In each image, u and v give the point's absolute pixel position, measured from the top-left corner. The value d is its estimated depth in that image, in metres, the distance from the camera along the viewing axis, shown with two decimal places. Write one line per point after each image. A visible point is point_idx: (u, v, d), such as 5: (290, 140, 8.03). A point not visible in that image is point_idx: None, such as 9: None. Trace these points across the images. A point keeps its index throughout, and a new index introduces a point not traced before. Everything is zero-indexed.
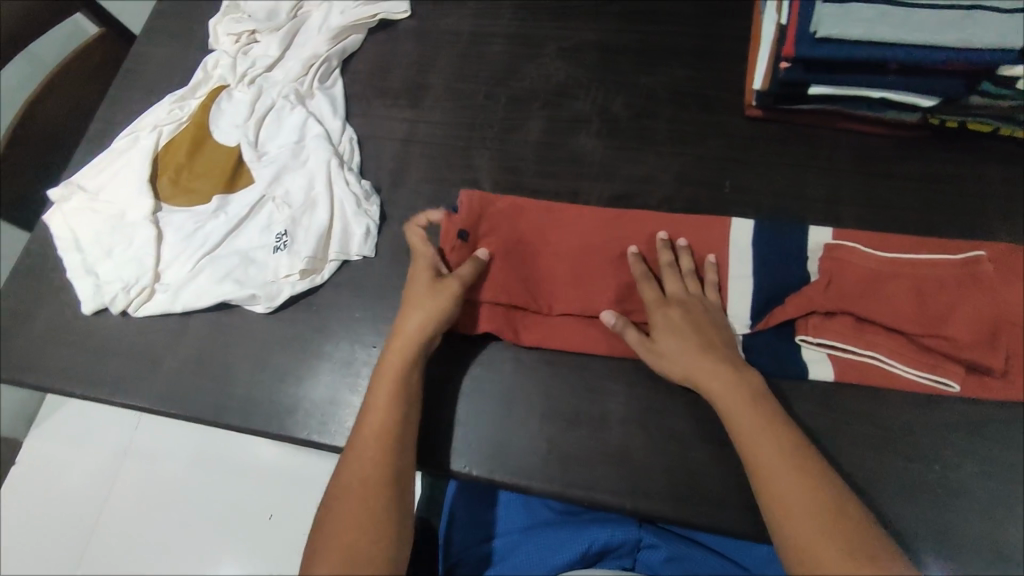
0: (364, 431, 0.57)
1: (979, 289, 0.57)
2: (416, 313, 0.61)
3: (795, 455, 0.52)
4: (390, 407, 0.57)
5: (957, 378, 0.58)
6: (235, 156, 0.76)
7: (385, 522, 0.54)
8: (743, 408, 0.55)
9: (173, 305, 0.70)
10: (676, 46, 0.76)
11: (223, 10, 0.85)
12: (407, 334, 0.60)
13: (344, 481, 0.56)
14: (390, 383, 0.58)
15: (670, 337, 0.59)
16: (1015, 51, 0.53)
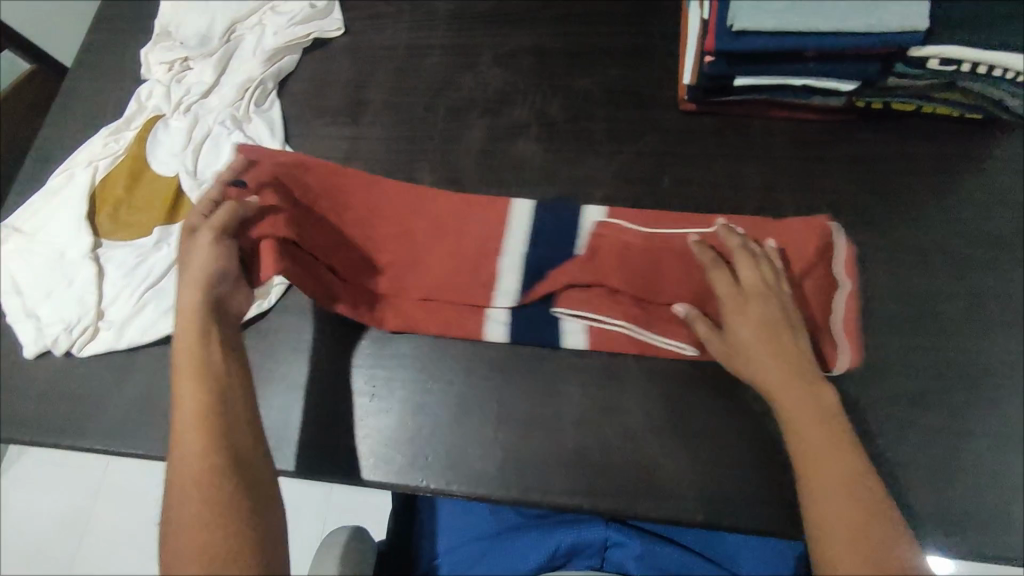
0: (177, 418, 0.49)
1: (726, 263, 0.59)
2: (184, 275, 0.55)
3: (857, 481, 0.48)
4: (196, 382, 0.49)
5: (692, 343, 0.62)
6: (175, 187, 0.74)
7: (229, 501, 0.45)
8: (811, 425, 0.50)
9: (119, 341, 0.69)
10: (610, 47, 0.77)
11: (154, 39, 0.84)
12: (184, 298, 0.53)
13: (177, 485, 0.46)
14: (189, 357, 0.50)
15: (743, 336, 0.55)
16: (921, 33, 0.55)
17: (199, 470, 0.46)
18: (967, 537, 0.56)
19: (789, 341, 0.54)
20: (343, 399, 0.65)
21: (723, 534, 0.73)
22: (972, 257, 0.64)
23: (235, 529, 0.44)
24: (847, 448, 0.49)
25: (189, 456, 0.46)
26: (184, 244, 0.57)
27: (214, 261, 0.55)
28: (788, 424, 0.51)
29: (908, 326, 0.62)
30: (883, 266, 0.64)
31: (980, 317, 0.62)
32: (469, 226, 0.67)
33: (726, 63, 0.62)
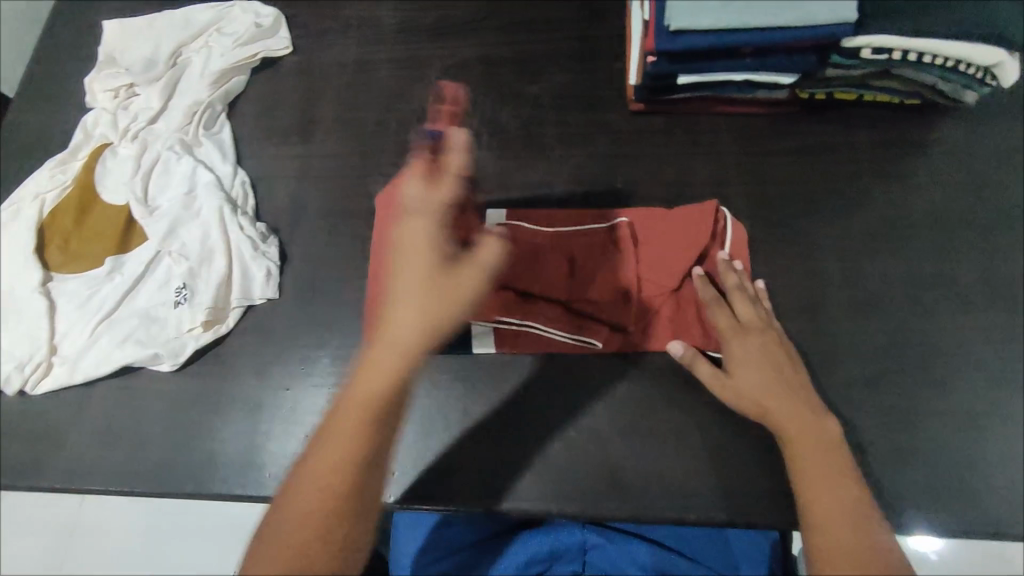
0: (333, 434, 0.49)
1: (613, 253, 0.64)
2: (410, 305, 0.51)
3: (858, 508, 0.50)
4: (362, 418, 0.49)
5: (598, 337, 0.62)
6: (126, 216, 0.73)
7: (342, 541, 0.47)
8: (818, 453, 0.53)
9: (73, 377, 0.67)
10: (556, 52, 0.78)
11: (97, 66, 0.82)
12: (412, 329, 0.50)
13: (302, 497, 0.48)
14: (354, 390, 0.50)
15: (745, 376, 0.58)
16: (852, 24, 0.56)
17: (323, 496, 0.48)
18: (925, 515, 0.57)
19: (793, 380, 0.57)
20: (307, 420, 0.65)
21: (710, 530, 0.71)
22: (921, 239, 0.65)
23: (324, 557, 0.46)
24: (851, 477, 0.52)
25: (321, 479, 0.48)
26: (420, 268, 0.52)
27: (461, 305, 0.52)
28: (792, 454, 0.54)
29: (861, 312, 0.63)
30: (834, 253, 0.66)
31: (931, 297, 0.63)
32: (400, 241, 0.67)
33: (667, 62, 0.62)
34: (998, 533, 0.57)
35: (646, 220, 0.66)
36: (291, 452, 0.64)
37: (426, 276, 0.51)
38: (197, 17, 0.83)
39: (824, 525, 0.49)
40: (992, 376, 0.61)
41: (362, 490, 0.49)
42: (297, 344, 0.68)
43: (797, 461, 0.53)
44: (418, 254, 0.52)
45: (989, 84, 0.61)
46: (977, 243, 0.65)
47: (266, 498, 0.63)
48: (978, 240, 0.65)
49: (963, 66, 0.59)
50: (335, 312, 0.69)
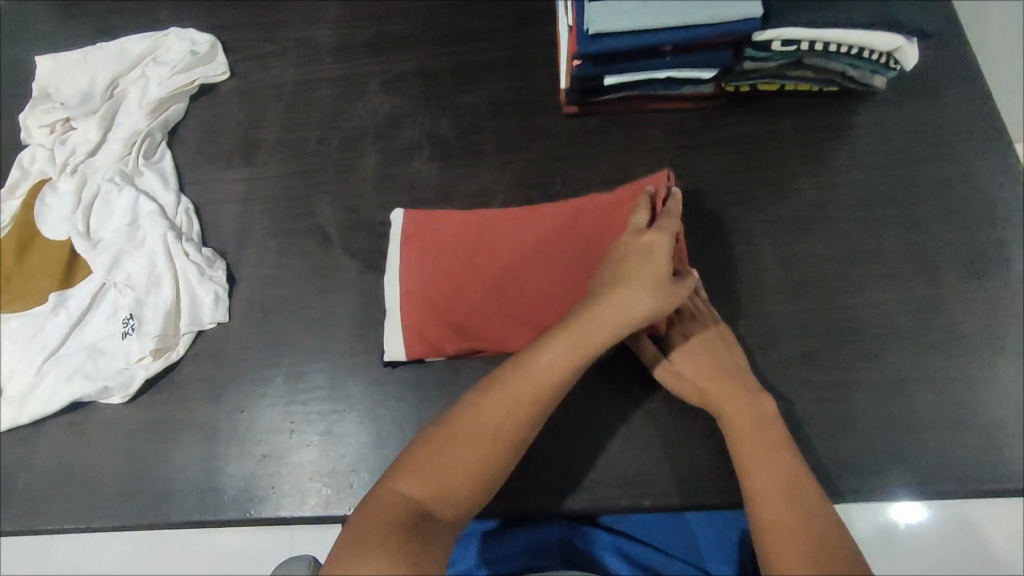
0: (518, 383, 0.53)
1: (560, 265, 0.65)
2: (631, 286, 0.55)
3: (794, 480, 0.52)
4: (560, 382, 0.53)
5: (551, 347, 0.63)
6: (69, 250, 0.72)
7: (490, 484, 0.51)
8: (752, 432, 0.55)
9: (20, 417, 0.66)
10: (492, 61, 0.80)
11: (31, 103, 0.82)
12: (615, 313, 0.54)
13: (477, 424, 0.52)
14: (577, 344, 0.54)
15: (686, 364, 0.60)
16: (758, 19, 0.59)
17: (489, 439, 0.51)
18: (865, 482, 0.60)
19: (729, 362, 0.60)
20: (264, 439, 0.65)
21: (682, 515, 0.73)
22: (848, 219, 0.68)
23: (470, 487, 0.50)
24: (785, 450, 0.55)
25: (491, 421, 0.52)
26: (648, 268, 0.56)
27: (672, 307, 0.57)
28: (731, 433, 0.56)
29: (795, 293, 0.66)
30: (767, 238, 0.68)
31: (861, 273, 0.66)
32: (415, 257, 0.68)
33: (592, 65, 0.65)
34: (936, 493, 0.59)
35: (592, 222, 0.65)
36: (249, 473, 0.64)
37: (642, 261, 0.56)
38: (132, 48, 0.83)
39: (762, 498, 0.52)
40: (921, 344, 0.63)
41: (523, 446, 0.53)
42: (250, 365, 0.68)
43: (735, 439, 0.56)
44: (660, 257, 0.56)
45: (894, 68, 0.64)
46: (901, 219, 0.68)
47: (227, 522, 0.63)
48: (901, 216, 0.68)
49: (868, 52, 0.62)
50: (286, 330, 0.69)
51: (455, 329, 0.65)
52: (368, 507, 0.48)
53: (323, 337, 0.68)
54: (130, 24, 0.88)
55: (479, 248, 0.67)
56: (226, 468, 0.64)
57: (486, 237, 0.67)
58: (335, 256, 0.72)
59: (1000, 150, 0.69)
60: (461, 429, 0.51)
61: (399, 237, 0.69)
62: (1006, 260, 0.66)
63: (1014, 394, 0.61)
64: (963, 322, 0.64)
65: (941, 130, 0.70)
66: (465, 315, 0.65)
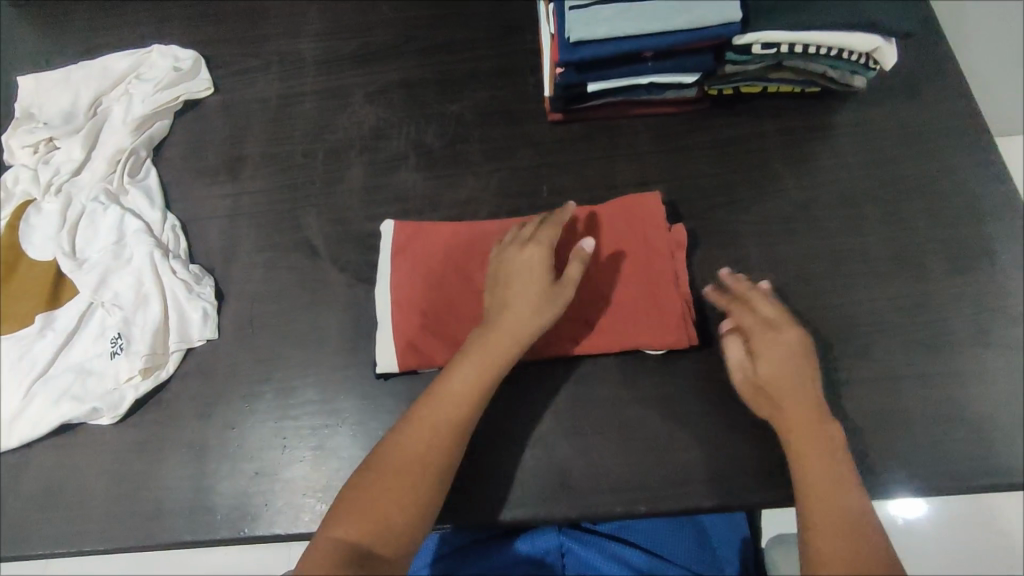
0: (426, 414, 0.56)
1: None
2: (518, 307, 0.59)
3: (855, 511, 0.53)
4: (465, 400, 0.57)
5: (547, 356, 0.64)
6: (54, 271, 0.72)
7: (424, 512, 0.54)
8: (820, 459, 0.55)
9: (8, 440, 0.66)
10: (476, 70, 0.80)
11: (14, 123, 0.81)
12: (503, 330, 0.59)
13: (395, 458, 0.55)
14: (476, 366, 0.58)
15: (770, 369, 0.59)
16: (738, 23, 0.60)
17: (411, 471, 0.54)
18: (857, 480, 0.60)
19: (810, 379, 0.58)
20: (255, 456, 0.64)
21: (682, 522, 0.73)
22: (833, 218, 0.69)
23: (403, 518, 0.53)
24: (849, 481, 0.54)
25: (406, 454, 0.55)
26: (525, 283, 0.60)
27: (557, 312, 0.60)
28: (798, 456, 0.56)
29: (783, 293, 0.66)
30: (754, 239, 0.68)
31: (848, 271, 0.66)
32: (406, 268, 0.68)
33: (574, 72, 0.65)
34: (929, 489, 0.59)
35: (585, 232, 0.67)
36: (241, 491, 0.63)
37: (525, 282, 0.60)
38: (114, 66, 0.83)
39: (818, 527, 0.53)
40: (909, 341, 0.64)
41: (448, 470, 0.55)
42: (240, 381, 0.67)
43: (802, 458, 0.56)
44: (534, 270, 0.60)
45: (873, 68, 0.65)
46: (885, 217, 0.68)
47: (220, 541, 0.62)
48: (886, 214, 0.68)
49: (847, 53, 0.63)
50: (276, 345, 0.69)
51: (448, 340, 0.65)
52: (309, 559, 0.51)
53: (314, 350, 0.68)
54: (112, 42, 0.88)
55: (471, 258, 0.67)
56: (218, 487, 0.63)
57: (477, 247, 0.68)
58: (323, 269, 0.71)
59: (981, 146, 0.70)
60: (380, 469, 0.54)
61: (391, 248, 0.69)
62: (990, 254, 0.66)
63: (1002, 388, 0.62)
64: (950, 317, 0.64)
65: (922, 128, 0.71)
66: (458, 325, 0.65)
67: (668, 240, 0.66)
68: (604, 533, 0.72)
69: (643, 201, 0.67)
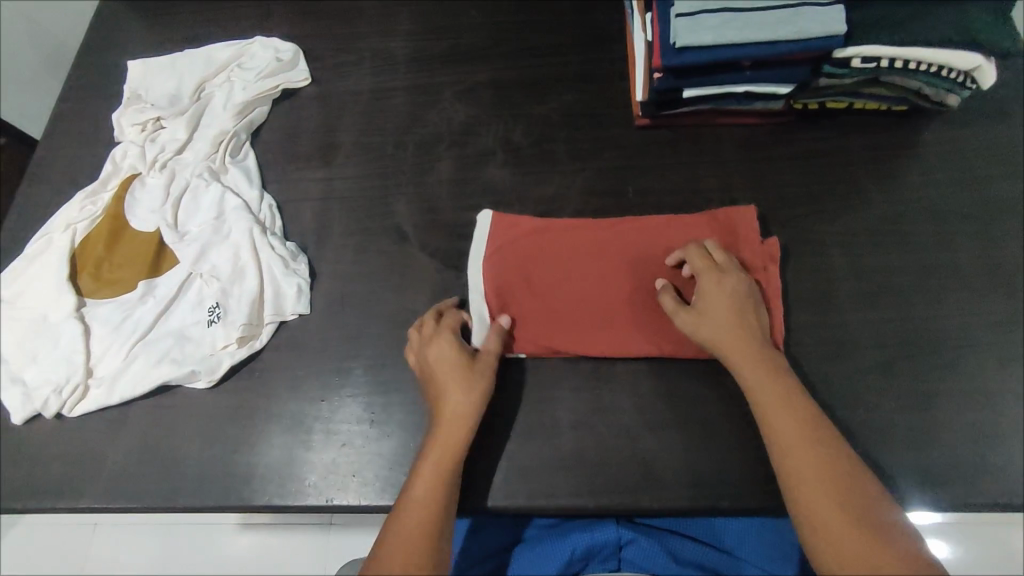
0: (403, 518, 0.56)
1: (642, 271, 0.69)
2: (448, 388, 0.62)
3: (819, 440, 0.55)
4: (433, 495, 0.57)
5: (635, 347, 0.66)
6: (157, 241, 0.76)
7: None
8: (769, 393, 0.58)
9: (109, 398, 0.69)
10: (564, 74, 0.82)
11: (124, 102, 0.86)
12: (448, 414, 0.61)
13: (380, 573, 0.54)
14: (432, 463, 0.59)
15: (705, 318, 0.62)
16: (841, 37, 0.61)
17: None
18: (944, 490, 0.60)
19: (751, 320, 0.62)
20: (343, 429, 0.67)
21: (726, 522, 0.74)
22: (919, 232, 0.69)
23: None
24: (809, 418, 0.56)
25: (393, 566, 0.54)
26: (450, 365, 0.63)
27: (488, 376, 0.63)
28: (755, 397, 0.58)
29: (867, 303, 0.67)
30: (839, 248, 0.70)
31: (935, 286, 0.67)
32: (503, 252, 0.71)
33: (673, 78, 0.67)
34: (1016, 501, 0.59)
35: (674, 237, 0.70)
36: (330, 460, 0.66)
37: (449, 367, 0.63)
38: (218, 54, 0.87)
39: (799, 477, 0.54)
40: (997, 355, 0.64)
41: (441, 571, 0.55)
42: (329, 358, 0.70)
43: (755, 397, 0.58)
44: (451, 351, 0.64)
45: (969, 87, 0.67)
46: (973, 234, 0.69)
47: (306, 507, 0.64)
48: (974, 232, 0.69)
49: (945, 70, 0.65)
50: (365, 324, 0.71)
51: (539, 322, 0.68)
52: None
53: (402, 332, 0.70)
54: (214, 34, 0.92)
55: (566, 247, 0.71)
56: (308, 456, 0.66)
57: (572, 238, 0.71)
58: (413, 255, 0.74)
59: None
60: None
61: (486, 239, 0.72)
62: None
63: None
64: None
65: (1010, 152, 0.72)
66: (548, 310, 0.69)
67: (761, 253, 0.68)
68: (651, 524, 0.74)
69: (743, 211, 0.69)
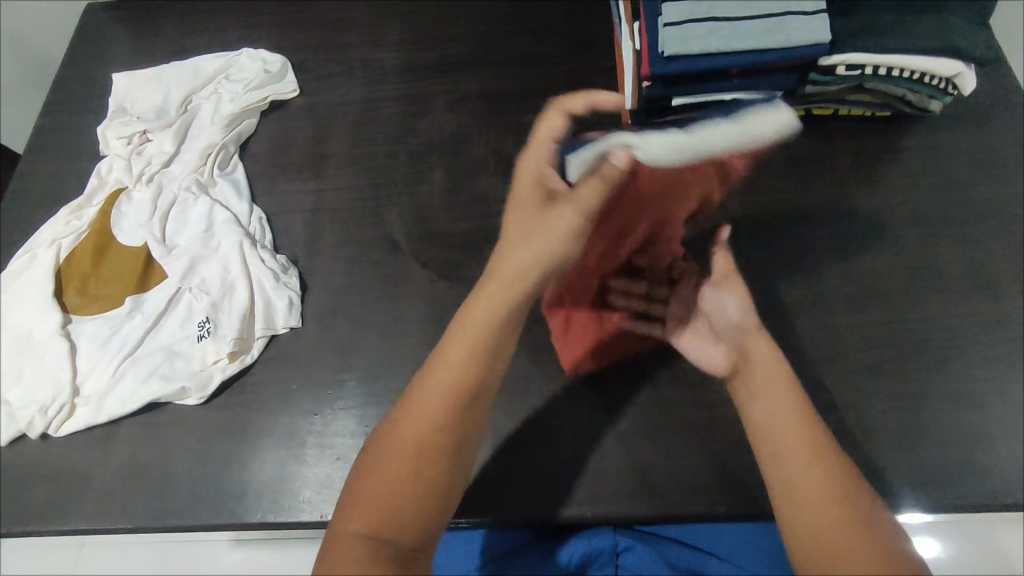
0: (423, 391, 0.53)
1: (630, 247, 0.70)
2: (529, 235, 0.58)
3: (823, 454, 0.53)
4: (470, 365, 0.54)
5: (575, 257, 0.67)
6: (144, 255, 0.75)
7: (441, 501, 0.51)
8: (778, 409, 0.56)
9: (96, 416, 0.67)
10: (553, 83, 0.83)
11: (110, 116, 0.85)
12: (508, 269, 0.57)
13: (397, 441, 0.51)
14: (470, 333, 0.55)
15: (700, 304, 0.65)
16: (826, 45, 0.63)
17: (410, 458, 0.51)
18: (935, 490, 0.61)
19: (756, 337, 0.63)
20: (336, 442, 0.66)
21: (719, 530, 0.75)
22: (905, 235, 0.70)
23: (419, 513, 0.50)
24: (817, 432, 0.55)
25: (411, 432, 0.52)
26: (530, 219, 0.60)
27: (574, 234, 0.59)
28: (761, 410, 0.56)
29: (857, 307, 0.68)
30: (827, 253, 0.70)
31: (921, 287, 0.68)
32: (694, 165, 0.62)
33: (661, 86, 0.68)
34: (1006, 501, 0.60)
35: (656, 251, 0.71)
36: (324, 474, 0.65)
37: (543, 213, 0.59)
38: (206, 66, 0.86)
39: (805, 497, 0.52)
40: (986, 357, 0.65)
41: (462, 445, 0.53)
42: (322, 371, 0.69)
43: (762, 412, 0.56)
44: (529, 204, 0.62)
45: (951, 93, 0.68)
46: (958, 237, 0.70)
47: (300, 523, 0.63)
48: (957, 234, 0.70)
49: (927, 77, 0.66)
50: (358, 335, 0.71)
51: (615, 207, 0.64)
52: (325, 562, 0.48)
53: (395, 343, 0.70)
54: (200, 46, 0.92)
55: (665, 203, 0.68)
56: (301, 471, 0.65)
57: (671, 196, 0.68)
58: (405, 265, 0.74)
59: None
60: (385, 452, 0.51)
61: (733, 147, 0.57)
62: None
63: None
64: None
65: (990, 156, 0.73)
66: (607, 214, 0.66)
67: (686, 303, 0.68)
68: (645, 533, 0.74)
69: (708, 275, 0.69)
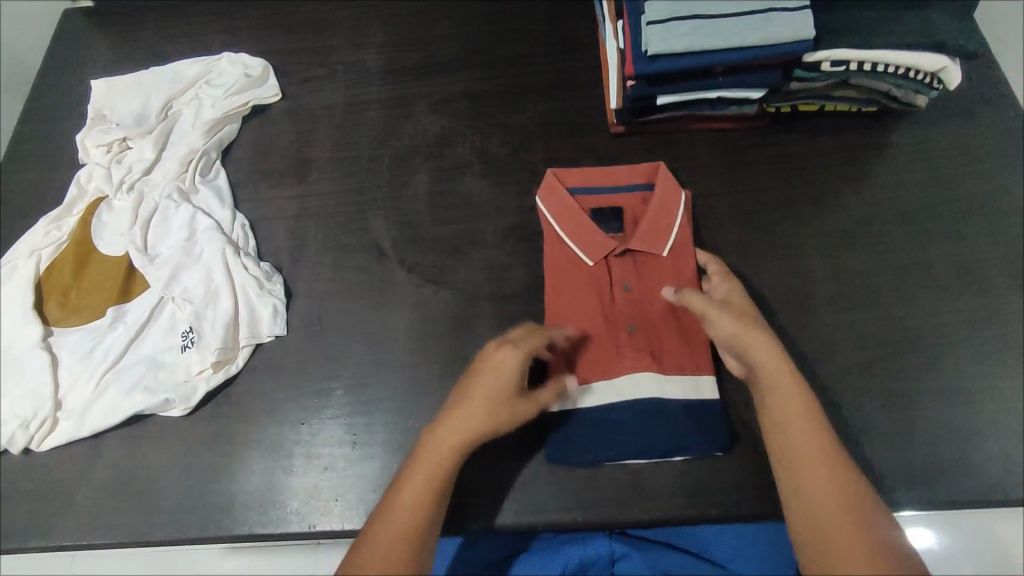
0: (396, 507, 0.54)
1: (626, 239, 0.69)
2: (479, 416, 0.56)
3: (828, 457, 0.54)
4: (429, 500, 0.54)
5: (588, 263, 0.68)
6: (126, 265, 0.74)
7: None
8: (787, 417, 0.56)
9: (80, 430, 0.66)
10: (538, 83, 0.82)
11: (88, 123, 0.83)
12: (451, 442, 0.56)
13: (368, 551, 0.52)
14: (429, 468, 0.55)
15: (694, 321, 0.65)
16: (810, 41, 0.62)
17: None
18: (928, 488, 0.60)
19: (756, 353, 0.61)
20: (324, 452, 0.65)
21: (720, 534, 0.73)
22: (893, 232, 0.70)
23: None
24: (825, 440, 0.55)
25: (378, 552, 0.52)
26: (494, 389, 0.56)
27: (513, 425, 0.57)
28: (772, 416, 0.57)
29: (846, 304, 0.67)
30: (815, 251, 0.70)
31: (910, 284, 0.68)
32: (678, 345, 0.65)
33: (646, 85, 0.67)
34: (998, 496, 0.60)
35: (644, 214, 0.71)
36: (311, 484, 0.64)
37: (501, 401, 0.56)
38: (186, 71, 0.85)
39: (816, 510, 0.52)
40: (974, 353, 0.65)
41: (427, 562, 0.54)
42: (308, 380, 0.68)
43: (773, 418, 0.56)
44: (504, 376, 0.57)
45: (937, 87, 0.68)
46: (945, 233, 0.70)
47: (288, 535, 0.63)
48: (944, 229, 0.70)
49: (912, 72, 0.66)
50: (345, 342, 0.70)
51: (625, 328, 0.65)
52: None
53: (381, 350, 0.69)
54: (180, 51, 0.91)
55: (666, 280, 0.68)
56: (288, 482, 0.64)
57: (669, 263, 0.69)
58: (391, 271, 0.73)
59: None
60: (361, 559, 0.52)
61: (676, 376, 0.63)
62: None
63: None
64: (1013, 331, 0.65)
65: (976, 149, 0.73)
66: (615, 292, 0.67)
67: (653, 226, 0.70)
68: (649, 535, 0.75)
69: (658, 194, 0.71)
